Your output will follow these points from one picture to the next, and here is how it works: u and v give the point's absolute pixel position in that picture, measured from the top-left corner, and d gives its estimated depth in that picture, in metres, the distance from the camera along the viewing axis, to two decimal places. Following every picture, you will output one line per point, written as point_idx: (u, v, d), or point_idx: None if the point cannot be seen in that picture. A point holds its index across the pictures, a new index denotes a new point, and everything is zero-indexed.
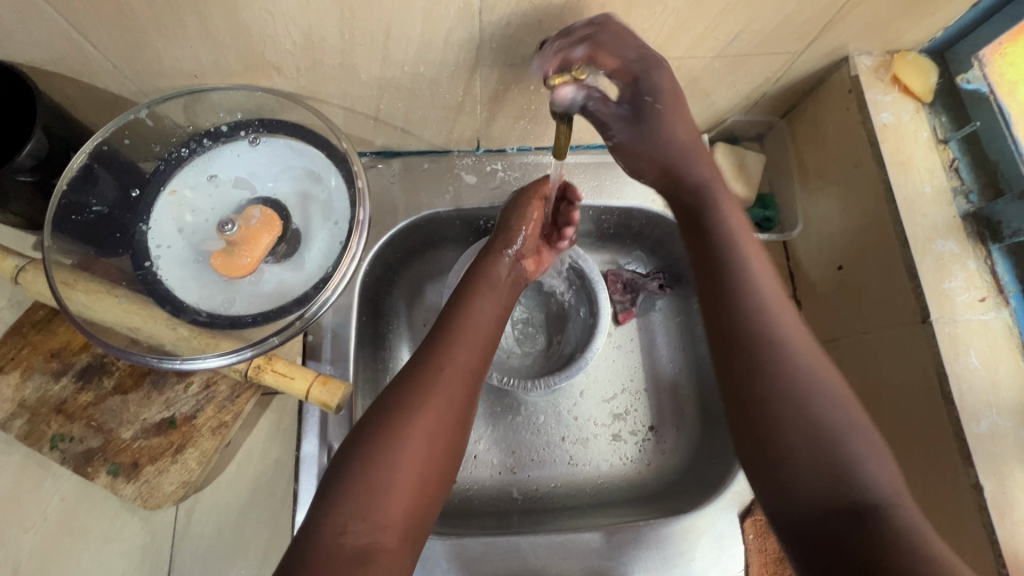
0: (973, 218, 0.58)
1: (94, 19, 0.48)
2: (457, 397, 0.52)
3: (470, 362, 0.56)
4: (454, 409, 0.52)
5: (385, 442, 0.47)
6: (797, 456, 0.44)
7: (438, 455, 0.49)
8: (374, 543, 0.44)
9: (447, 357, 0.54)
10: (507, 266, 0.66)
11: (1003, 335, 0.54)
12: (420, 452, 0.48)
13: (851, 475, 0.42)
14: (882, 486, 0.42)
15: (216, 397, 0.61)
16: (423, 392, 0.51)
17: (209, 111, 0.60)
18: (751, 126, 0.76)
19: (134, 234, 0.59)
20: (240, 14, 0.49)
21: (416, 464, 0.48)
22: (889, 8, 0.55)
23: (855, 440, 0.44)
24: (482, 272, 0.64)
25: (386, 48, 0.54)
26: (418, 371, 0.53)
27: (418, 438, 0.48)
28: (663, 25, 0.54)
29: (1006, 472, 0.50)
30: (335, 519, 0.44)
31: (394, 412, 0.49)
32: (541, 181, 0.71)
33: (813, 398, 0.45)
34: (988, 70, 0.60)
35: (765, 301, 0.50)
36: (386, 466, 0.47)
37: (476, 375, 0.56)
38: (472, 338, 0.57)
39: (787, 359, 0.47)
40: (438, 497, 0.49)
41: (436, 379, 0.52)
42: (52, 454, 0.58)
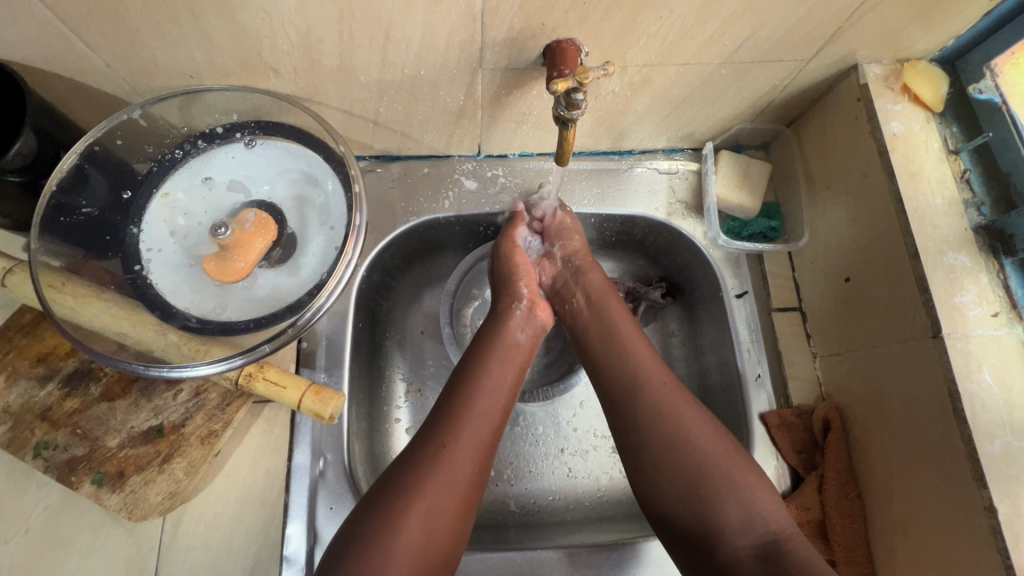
0: (984, 231, 0.57)
1: (85, 15, 0.47)
2: (462, 475, 0.50)
3: (480, 433, 0.53)
4: (457, 492, 0.49)
5: (382, 529, 0.46)
6: (703, 500, 0.49)
7: (440, 535, 0.47)
8: None
9: (455, 432, 0.52)
10: (520, 322, 0.63)
11: (1016, 352, 0.53)
12: (418, 539, 0.46)
13: (743, 515, 0.48)
14: (776, 521, 0.48)
15: (207, 405, 0.59)
16: (422, 472, 0.49)
17: (205, 112, 0.59)
18: (756, 135, 0.75)
19: (125, 238, 0.57)
20: (236, 13, 0.47)
21: (411, 553, 0.45)
22: (901, 14, 0.54)
23: (742, 486, 0.50)
24: (495, 334, 0.62)
25: (386, 49, 0.53)
26: (423, 448, 0.51)
27: (416, 524, 0.46)
28: (670, 30, 0.53)
29: (1021, 496, 0.48)
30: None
31: (394, 493, 0.48)
32: (508, 227, 0.71)
33: (694, 453, 0.51)
34: (1001, 79, 0.58)
35: (649, 379, 0.56)
36: (380, 555, 0.45)
37: (485, 449, 0.53)
38: (484, 408, 0.54)
39: (670, 419, 0.53)
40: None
41: (439, 457, 0.50)
42: (35, 462, 0.56)
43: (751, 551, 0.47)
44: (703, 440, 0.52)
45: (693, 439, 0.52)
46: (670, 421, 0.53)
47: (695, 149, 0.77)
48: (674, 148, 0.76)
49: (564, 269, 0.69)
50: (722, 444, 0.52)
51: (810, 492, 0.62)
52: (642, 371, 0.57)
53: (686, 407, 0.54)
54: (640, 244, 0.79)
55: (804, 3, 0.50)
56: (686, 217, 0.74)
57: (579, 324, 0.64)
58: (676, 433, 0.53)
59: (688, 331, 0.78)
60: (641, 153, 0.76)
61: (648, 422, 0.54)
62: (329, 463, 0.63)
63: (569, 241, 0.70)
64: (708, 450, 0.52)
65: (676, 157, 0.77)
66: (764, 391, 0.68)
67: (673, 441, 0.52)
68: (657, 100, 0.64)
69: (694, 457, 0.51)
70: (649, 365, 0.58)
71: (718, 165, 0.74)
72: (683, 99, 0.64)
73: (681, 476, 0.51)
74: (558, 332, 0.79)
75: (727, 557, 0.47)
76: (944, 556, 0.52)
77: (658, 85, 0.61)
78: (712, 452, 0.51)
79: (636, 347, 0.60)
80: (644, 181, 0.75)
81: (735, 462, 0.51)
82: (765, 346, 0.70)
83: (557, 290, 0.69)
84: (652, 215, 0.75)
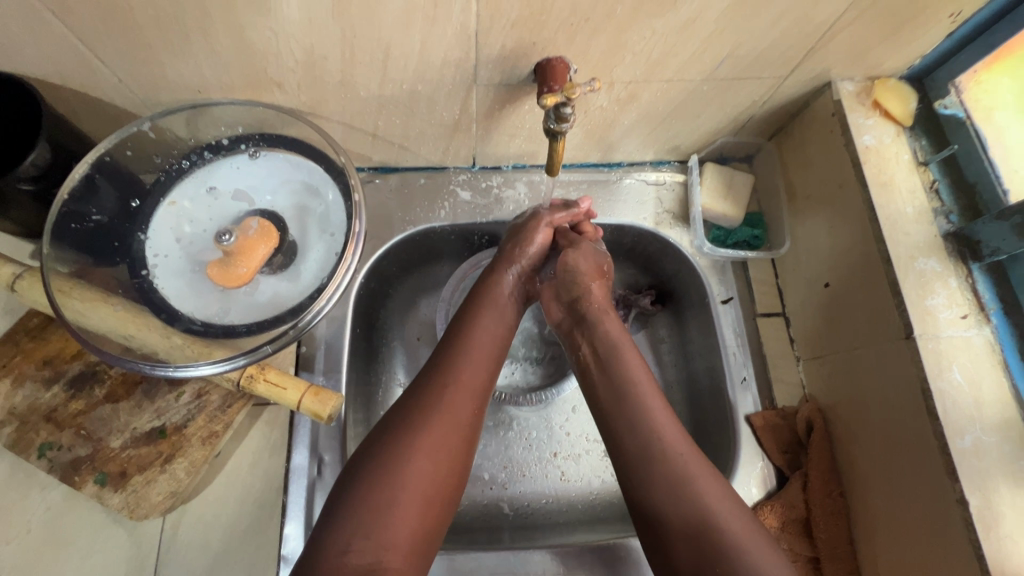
0: (954, 238, 0.60)
1: (102, 34, 0.50)
2: (462, 417, 0.53)
3: (477, 378, 0.57)
4: (458, 431, 0.52)
5: (389, 463, 0.49)
6: (693, 540, 0.49)
7: (443, 473, 0.50)
8: (377, 562, 0.45)
9: (454, 378, 0.55)
10: (510, 285, 0.67)
11: (984, 352, 0.55)
12: (426, 472, 0.50)
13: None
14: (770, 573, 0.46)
15: (208, 407, 0.61)
16: (426, 411, 0.52)
17: (211, 124, 0.62)
18: (739, 148, 0.78)
19: (133, 244, 0.60)
20: (244, 31, 0.50)
21: (419, 485, 0.49)
22: (869, 35, 0.57)
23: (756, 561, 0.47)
24: (483, 292, 0.65)
25: (385, 66, 0.56)
26: (424, 389, 0.54)
27: (423, 460, 0.50)
28: (653, 49, 0.56)
29: (990, 489, 0.51)
30: (338, 538, 0.46)
31: (399, 429, 0.51)
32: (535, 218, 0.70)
33: (691, 498, 0.50)
34: (964, 96, 0.62)
35: (663, 432, 0.54)
36: (391, 485, 0.48)
37: (483, 394, 0.56)
38: (478, 355, 0.58)
39: (686, 488, 0.51)
40: (442, 521, 0.51)
41: (442, 399, 0.53)
42: (39, 462, 0.57)
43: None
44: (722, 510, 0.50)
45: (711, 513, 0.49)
46: (689, 485, 0.51)
47: (681, 162, 0.80)
48: (661, 160, 0.79)
49: (569, 317, 0.66)
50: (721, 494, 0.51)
51: (795, 491, 0.64)
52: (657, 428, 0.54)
53: (703, 474, 0.52)
54: (630, 252, 0.82)
55: (779, 23, 0.54)
56: (673, 226, 0.77)
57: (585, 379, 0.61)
58: (648, 404, 0.56)
59: (677, 337, 0.80)
60: (629, 165, 0.79)
61: (668, 479, 0.51)
62: (325, 464, 0.64)
63: (573, 285, 0.66)
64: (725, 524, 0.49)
65: (663, 169, 0.80)
66: (749, 394, 0.70)
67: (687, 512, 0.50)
68: (643, 115, 0.68)
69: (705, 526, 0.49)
70: (669, 427, 0.54)
71: (703, 177, 0.78)
72: (668, 113, 0.68)
73: (689, 542, 0.49)
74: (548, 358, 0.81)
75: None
76: (922, 549, 0.54)
77: (644, 100, 0.65)
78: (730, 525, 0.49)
79: (651, 396, 0.57)
80: (632, 192, 0.79)
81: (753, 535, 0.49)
82: (751, 351, 0.73)
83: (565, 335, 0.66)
84: (640, 224, 0.77)
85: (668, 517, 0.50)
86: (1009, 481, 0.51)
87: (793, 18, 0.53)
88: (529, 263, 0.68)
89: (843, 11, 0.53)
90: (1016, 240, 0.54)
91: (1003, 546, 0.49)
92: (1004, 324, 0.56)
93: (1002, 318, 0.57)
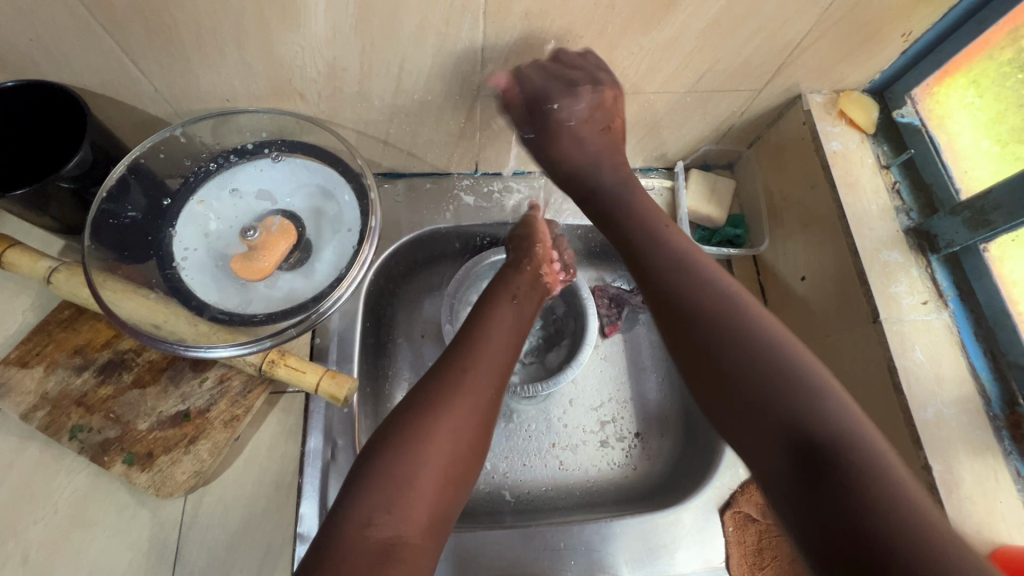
0: (914, 232, 0.66)
1: (145, 49, 0.55)
2: (483, 398, 0.57)
3: (495, 366, 0.60)
4: (478, 415, 0.56)
5: (411, 440, 0.51)
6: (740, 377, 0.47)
7: (462, 452, 0.53)
8: (397, 537, 0.47)
9: (473, 365, 0.59)
10: (527, 277, 0.73)
11: (944, 333, 0.61)
12: (446, 451, 0.52)
13: (812, 411, 0.43)
14: (830, 410, 0.43)
15: (230, 392, 0.65)
16: (447, 393, 0.55)
17: (235, 131, 0.67)
18: (721, 156, 0.85)
19: (163, 239, 0.64)
20: (275, 46, 0.56)
21: (439, 462, 0.51)
22: (832, 52, 0.64)
23: (825, 397, 0.44)
24: (501, 280, 0.72)
25: (399, 78, 0.62)
26: (442, 375, 0.57)
27: (443, 436, 0.52)
28: (641, 63, 0.62)
29: (951, 455, 0.56)
30: (361, 512, 0.48)
31: (421, 414, 0.53)
32: (528, 223, 0.79)
33: (736, 334, 0.49)
34: (919, 106, 0.70)
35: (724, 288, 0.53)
36: (412, 459, 0.50)
37: (499, 381, 0.60)
38: (497, 345, 0.63)
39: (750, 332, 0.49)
40: (458, 501, 0.53)
41: (461, 383, 0.57)
42: (70, 444, 0.61)
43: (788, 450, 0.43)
44: (784, 349, 0.48)
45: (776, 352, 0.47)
46: (742, 329, 0.50)
47: (668, 169, 0.86)
48: (650, 167, 0.85)
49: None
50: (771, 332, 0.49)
51: None
52: (715, 282, 0.54)
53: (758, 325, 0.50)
54: None
55: (752, 41, 0.61)
56: None
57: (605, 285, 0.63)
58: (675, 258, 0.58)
59: None
60: None
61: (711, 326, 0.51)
62: (339, 448, 0.67)
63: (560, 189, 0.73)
64: (795, 363, 0.47)
65: (651, 175, 0.86)
66: None
67: (748, 358, 0.48)
68: (632, 124, 0.74)
69: (757, 367, 0.47)
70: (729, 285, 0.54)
71: (689, 182, 0.84)
72: (655, 123, 0.74)
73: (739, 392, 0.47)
74: (542, 354, 0.85)
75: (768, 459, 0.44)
76: None
77: (633, 110, 0.71)
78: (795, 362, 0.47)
79: (704, 260, 0.57)
80: None
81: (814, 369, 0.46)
82: None
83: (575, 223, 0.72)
84: None
85: (733, 362, 0.48)
86: (967, 448, 0.56)
87: (765, 36, 0.60)
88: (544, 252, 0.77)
89: (808, 30, 0.60)
90: (967, 232, 0.61)
91: (963, 505, 0.54)
92: (961, 309, 0.63)
93: (959, 304, 0.63)
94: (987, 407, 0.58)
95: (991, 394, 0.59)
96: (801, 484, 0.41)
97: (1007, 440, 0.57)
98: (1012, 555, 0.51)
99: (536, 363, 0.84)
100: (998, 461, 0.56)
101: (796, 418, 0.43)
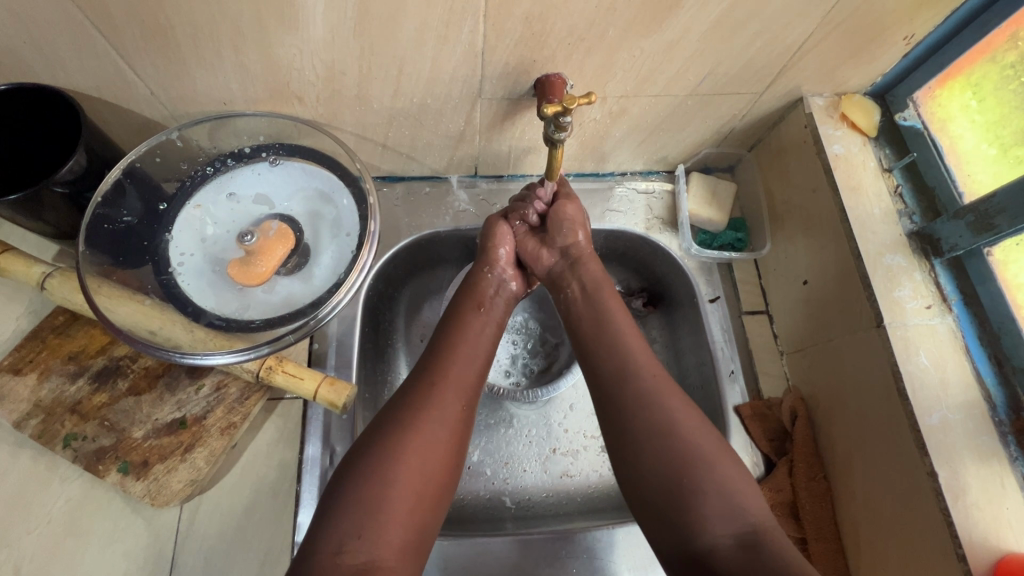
0: (917, 236, 0.66)
1: (142, 51, 0.55)
2: (451, 412, 0.56)
3: (466, 375, 0.60)
4: (448, 428, 0.55)
5: (377, 460, 0.51)
6: (656, 483, 0.51)
7: (435, 469, 0.53)
8: (372, 560, 0.46)
9: (443, 376, 0.58)
10: (493, 283, 0.70)
11: (948, 337, 0.61)
12: (417, 469, 0.51)
13: (727, 518, 0.48)
14: (755, 513, 0.48)
15: (226, 399, 0.64)
16: (417, 408, 0.55)
17: (233, 135, 0.66)
18: (722, 159, 0.84)
19: (159, 244, 0.63)
20: (273, 49, 0.55)
21: (411, 481, 0.51)
22: (834, 55, 0.64)
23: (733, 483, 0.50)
24: (471, 286, 0.69)
25: (398, 81, 0.61)
26: (414, 388, 0.57)
27: (413, 455, 0.52)
28: (642, 66, 0.62)
29: (957, 461, 0.55)
30: (333, 538, 0.47)
31: (392, 431, 0.53)
32: (495, 222, 0.73)
33: (671, 441, 0.52)
34: (922, 109, 0.70)
35: (642, 369, 0.57)
36: (383, 480, 0.50)
37: (471, 390, 0.59)
38: (467, 352, 0.62)
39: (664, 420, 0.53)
40: (436, 516, 0.52)
41: (430, 397, 0.56)
42: (64, 452, 0.60)
43: (731, 541, 0.47)
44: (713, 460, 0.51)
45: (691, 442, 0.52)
46: (675, 439, 0.52)
47: (669, 172, 0.85)
48: (650, 170, 0.85)
49: (560, 260, 0.70)
50: (704, 441, 0.52)
51: (782, 475, 0.68)
52: (637, 359, 0.58)
53: (698, 429, 0.53)
54: (621, 258, 0.86)
55: (753, 45, 0.60)
56: (663, 231, 0.82)
57: (574, 320, 0.66)
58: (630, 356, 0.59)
59: (668, 336, 0.83)
60: (621, 174, 0.85)
61: (649, 429, 0.53)
62: (338, 455, 0.67)
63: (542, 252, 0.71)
64: (710, 465, 0.50)
65: (652, 178, 0.85)
66: (737, 386, 0.75)
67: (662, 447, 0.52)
68: (634, 127, 0.73)
69: (679, 457, 0.51)
70: (648, 365, 0.58)
71: (689, 185, 0.84)
72: (656, 126, 0.74)
73: (658, 483, 0.51)
74: (542, 352, 0.85)
75: (704, 544, 0.47)
76: (903, 521, 0.58)
77: (635, 113, 0.70)
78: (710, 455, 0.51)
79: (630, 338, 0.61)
80: (623, 200, 0.84)
81: (730, 462, 0.51)
82: (737, 346, 0.78)
83: (554, 279, 0.70)
84: (632, 230, 0.82)
85: (651, 464, 0.51)
86: (974, 454, 0.56)
87: (766, 39, 0.60)
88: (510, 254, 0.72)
89: (810, 33, 0.60)
90: (971, 236, 0.60)
91: (969, 512, 0.54)
92: (965, 313, 0.62)
93: (963, 308, 0.62)
94: (992, 412, 0.58)
95: (996, 399, 0.58)
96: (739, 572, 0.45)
97: (1013, 446, 0.56)
98: (1016, 562, 0.50)
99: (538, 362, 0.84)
100: (1004, 467, 0.55)
101: (712, 516, 0.48)
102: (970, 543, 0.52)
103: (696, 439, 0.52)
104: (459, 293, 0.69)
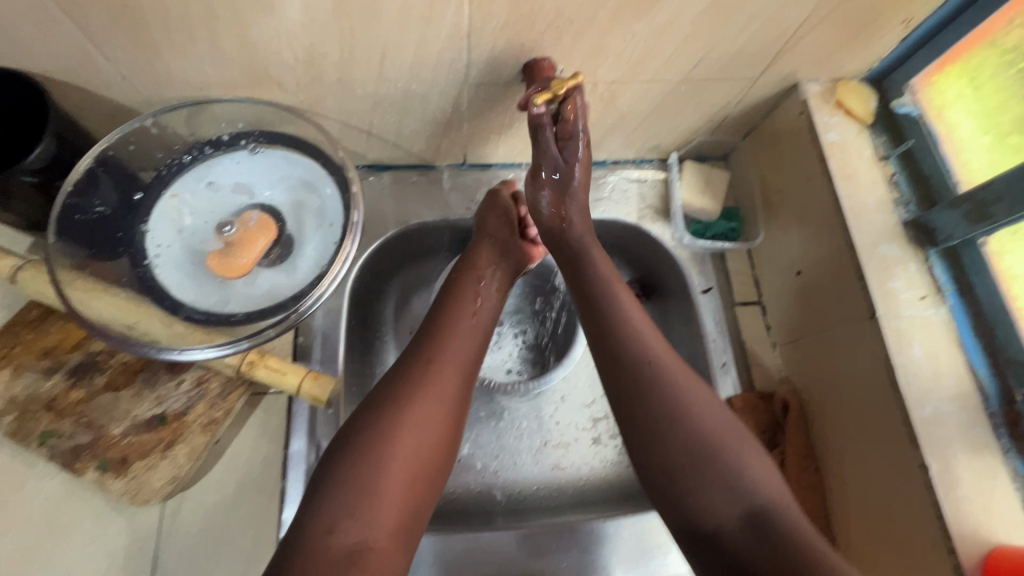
0: (912, 226, 0.65)
1: (110, 34, 0.52)
2: (448, 391, 0.54)
3: (463, 352, 0.58)
4: (444, 407, 0.53)
5: (372, 439, 0.49)
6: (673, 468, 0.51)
7: (429, 447, 0.51)
8: (363, 542, 0.45)
9: (439, 353, 0.57)
10: (489, 255, 0.69)
11: (942, 329, 0.60)
12: (412, 449, 0.50)
13: (730, 490, 0.49)
14: (767, 493, 0.48)
15: (208, 395, 0.63)
16: (412, 385, 0.53)
17: (211, 121, 0.63)
18: (715, 147, 0.83)
19: (135, 235, 0.61)
20: (249, 31, 0.53)
21: (406, 460, 0.50)
22: (830, 40, 0.62)
23: (748, 473, 0.50)
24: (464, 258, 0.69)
25: (382, 65, 0.59)
26: (407, 367, 0.55)
27: (408, 434, 0.50)
28: (633, 51, 0.60)
29: (948, 454, 0.55)
30: (323, 518, 0.46)
31: (383, 410, 0.51)
32: (492, 197, 0.73)
33: (695, 430, 0.51)
34: (919, 96, 0.68)
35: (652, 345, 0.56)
36: (378, 459, 0.48)
37: (469, 369, 0.58)
38: (465, 330, 0.60)
39: (684, 418, 0.51)
40: (430, 497, 0.51)
41: (426, 375, 0.54)
42: (40, 449, 0.59)
43: (738, 521, 0.48)
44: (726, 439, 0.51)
45: (720, 432, 0.51)
46: (692, 426, 0.51)
47: (662, 160, 0.84)
48: (643, 158, 0.83)
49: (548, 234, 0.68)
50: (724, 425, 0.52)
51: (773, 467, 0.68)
52: (646, 339, 0.57)
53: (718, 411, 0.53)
54: (614, 247, 0.85)
55: (747, 29, 0.58)
56: (655, 221, 0.81)
57: None
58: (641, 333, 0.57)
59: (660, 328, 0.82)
60: (614, 163, 0.83)
61: (672, 408, 0.52)
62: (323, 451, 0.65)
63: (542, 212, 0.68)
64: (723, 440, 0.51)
65: (645, 167, 0.83)
66: (729, 377, 0.74)
67: (691, 440, 0.51)
68: (626, 114, 0.71)
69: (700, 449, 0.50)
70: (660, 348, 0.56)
71: (683, 174, 0.82)
72: (648, 113, 0.72)
73: (668, 471, 0.51)
74: (541, 340, 0.83)
75: (712, 526, 0.48)
76: (893, 509, 0.58)
77: (626, 100, 0.69)
78: (721, 446, 0.50)
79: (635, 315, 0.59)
80: (616, 190, 0.82)
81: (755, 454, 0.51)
82: (729, 337, 0.77)
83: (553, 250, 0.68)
84: (624, 219, 0.81)
85: (674, 450, 0.51)
86: (965, 447, 0.55)
87: (762, 22, 0.58)
88: (504, 224, 0.71)
89: (806, 17, 0.58)
90: (967, 226, 0.59)
91: (960, 505, 0.53)
92: (959, 304, 0.61)
93: (957, 298, 0.62)
94: (985, 404, 0.57)
95: (989, 391, 0.58)
96: (747, 552, 0.46)
97: (1005, 438, 0.56)
98: (1007, 555, 0.50)
99: (535, 347, 0.83)
100: (996, 459, 0.55)
101: (739, 491, 0.48)
102: (959, 535, 0.52)
103: (718, 418, 0.52)
104: (453, 271, 0.68)
